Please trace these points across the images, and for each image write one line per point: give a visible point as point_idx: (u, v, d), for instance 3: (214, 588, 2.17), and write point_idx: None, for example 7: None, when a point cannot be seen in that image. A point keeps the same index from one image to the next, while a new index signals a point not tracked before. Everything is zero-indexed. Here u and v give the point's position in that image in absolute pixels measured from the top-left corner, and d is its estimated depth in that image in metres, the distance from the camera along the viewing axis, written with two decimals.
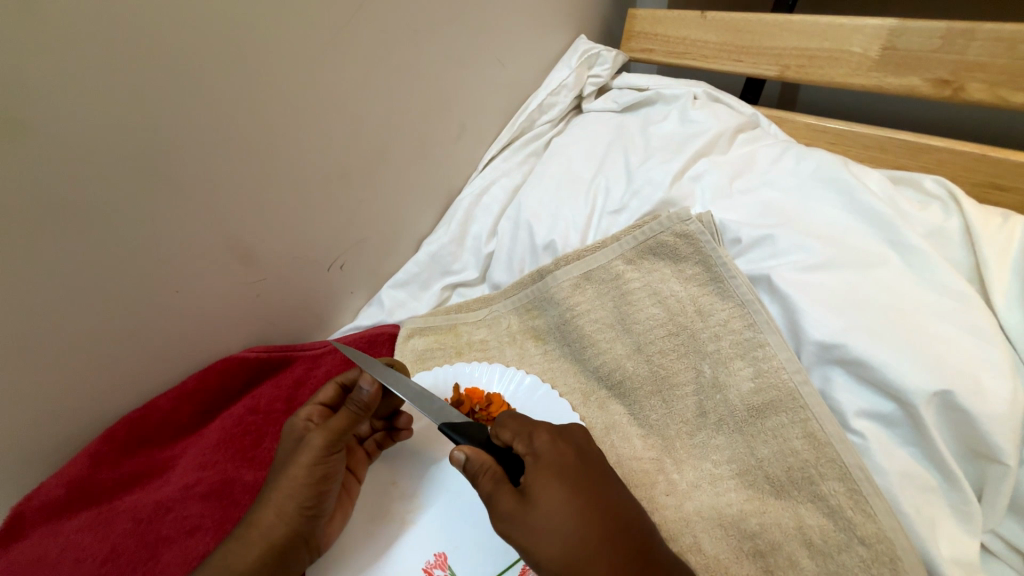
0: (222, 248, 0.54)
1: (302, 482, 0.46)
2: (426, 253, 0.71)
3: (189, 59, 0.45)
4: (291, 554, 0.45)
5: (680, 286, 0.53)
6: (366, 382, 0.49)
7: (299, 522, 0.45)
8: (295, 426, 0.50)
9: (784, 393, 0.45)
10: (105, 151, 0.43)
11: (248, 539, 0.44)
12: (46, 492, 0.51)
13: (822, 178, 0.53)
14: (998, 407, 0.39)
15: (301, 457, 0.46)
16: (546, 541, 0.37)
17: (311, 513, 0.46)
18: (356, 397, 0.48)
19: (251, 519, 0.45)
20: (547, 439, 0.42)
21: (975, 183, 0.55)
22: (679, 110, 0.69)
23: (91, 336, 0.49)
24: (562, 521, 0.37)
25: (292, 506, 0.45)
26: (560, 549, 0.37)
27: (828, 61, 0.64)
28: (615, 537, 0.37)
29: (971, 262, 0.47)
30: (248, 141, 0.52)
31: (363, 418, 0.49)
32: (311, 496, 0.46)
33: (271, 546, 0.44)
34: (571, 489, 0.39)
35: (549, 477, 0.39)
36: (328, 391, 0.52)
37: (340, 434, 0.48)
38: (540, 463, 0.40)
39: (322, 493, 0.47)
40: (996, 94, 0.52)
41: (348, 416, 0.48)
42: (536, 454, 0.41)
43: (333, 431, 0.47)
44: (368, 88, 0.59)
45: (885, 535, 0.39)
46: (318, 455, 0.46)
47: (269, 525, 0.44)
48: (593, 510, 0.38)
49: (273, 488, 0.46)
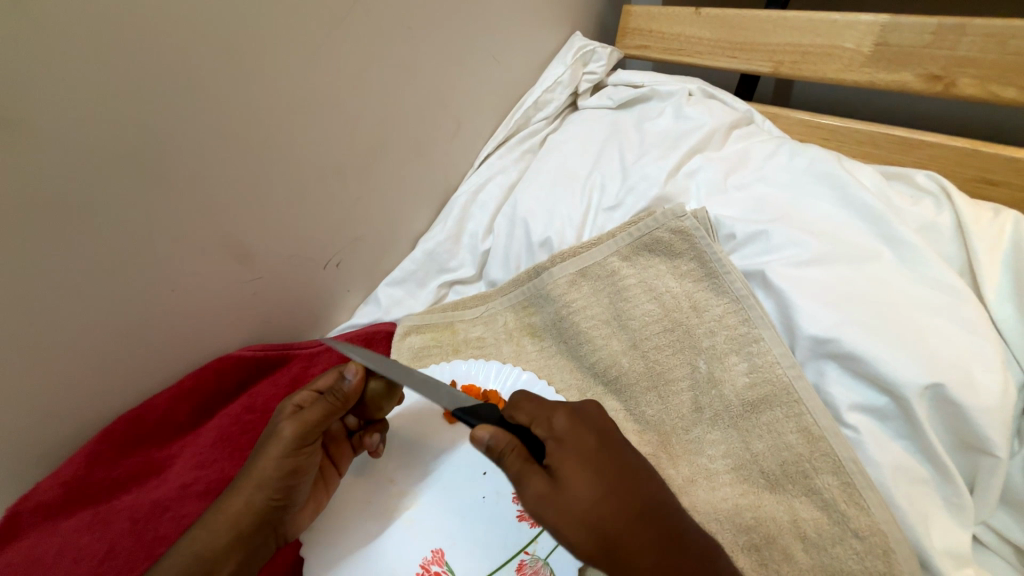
0: (218, 247, 0.54)
1: (271, 472, 0.45)
2: (422, 251, 0.71)
3: (185, 58, 0.45)
4: (259, 542, 0.45)
5: (676, 282, 0.53)
6: (349, 372, 0.50)
7: (266, 511, 0.45)
8: (284, 409, 0.48)
9: (778, 387, 0.46)
10: (99, 150, 0.43)
11: (217, 524, 0.44)
12: (39, 494, 0.50)
13: (816, 174, 0.54)
14: (988, 400, 0.39)
15: (274, 446, 0.46)
16: (577, 522, 0.37)
17: (280, 504, 0.46)
18: (338, 388, 0.49)
19: (220, 504, 0.44)
20: (566, 422, 0.42)
21: (967, 178, 0.55)
22: (674, 106, 0.69)
23: (89, 335, 0.49)
24: (590, 504, 0.37)
25: (260, 495, 0.45)
26: (590, 532, 0.37)
27: (821, 57, 0.64)
28: (630, 522, 0.37)
29: (961, 257, 0.47)
30: (243, 139, 0.51)
31: (341, 410, 0.49)
32: (280, 487, 0.45)
33: (238, 533, 0.43)
34: (595, 475, 0.39)
35: (575, 459, 0.40)
36: (327, 378, 0.50)
37: (315, 426, 0.47)
38: (564, 446, 0.40)
39: (291, 486, 0.46)
40: (987, 89, 0.53)
41: (326, 408, 0.48)
42: (558, 437, 0.41)
43: (307, 422, 0.47)
44: (363, 85, 0.59)
45: (878, 528, 0.40)
46: (290, 446, 0.46)
47: (236, 512, 0.44)
48: (619, 494, 0.38)
49: (245, 475, 0.46)
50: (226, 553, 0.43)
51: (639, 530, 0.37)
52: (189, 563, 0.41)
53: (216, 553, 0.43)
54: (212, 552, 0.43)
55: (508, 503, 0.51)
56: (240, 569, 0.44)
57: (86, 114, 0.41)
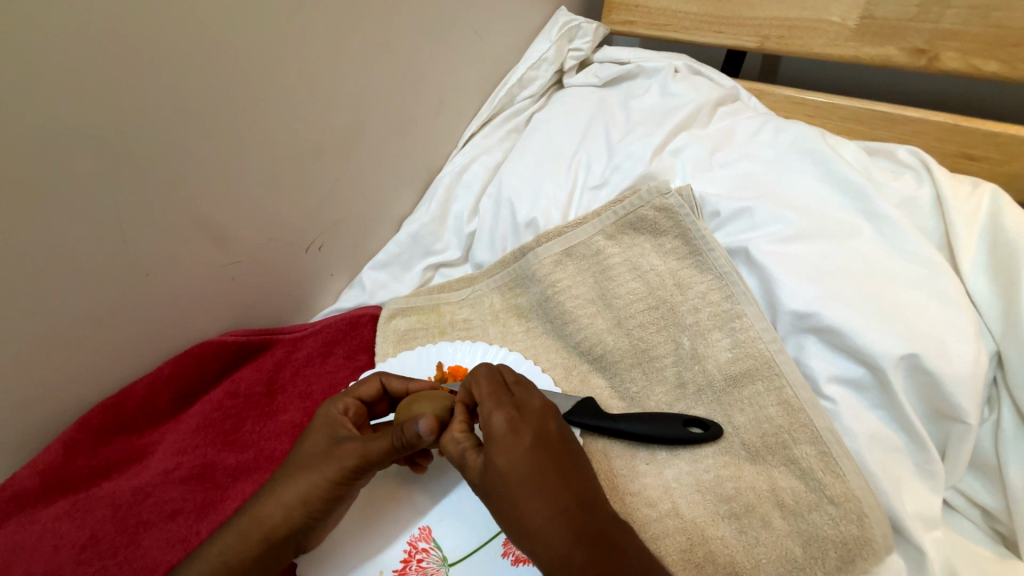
0: (192, 228, 0.52)
1: (315, 491, 0.43)
2: (407, 233, 0.69)
3: (150, 29, 0.43)
4: (285, 557, 0.43)
5: (660, 260, 0.54)
6: (423, 427, 0.41)
7: (300, 526, 0.43)
8: (329, 418, 0.47)
9: (760, 361, 0.46)
10: (59, 123, 0.41)
11: (251, 534, 0.43)
12: (18, 482, 0.50)
13: (800, 150, 0.54)
14: (961, 369, 0.41)
15: (325, 467, 0.43)
16: (511, 519, 0.38)
17: (313, 521, 0.43)
18: (408, 436, 0.41)
19: (257, 513, 0.43)
20: (499, 419, 0.39)
21: (947, 153, 0.56)
22: (660, 83, 0.68)
23: (60, 320, 0.48)
24: (514, 502, 0.37)
25: (299, 512, 0.43)
26: (522, 528, 0.37)
27: (807, 31, 0.64)
28: (555, 518, 0.36)
29: (940, 230, 0.48)
30: (213, 113, 0.49)
31: (402, 451, 0.42)
32: (320, 506, 0.43)
33: (270, 546, 0.42)
34: (526, 472, 0.37)
35: (504, 451, 0.38)
36: (369, 389, 0.49)
37: (370, 462, 0.43)
38: (492, 440, 0.39)
39: (330, 507, 0.43)
40: (968, 63, 0.54)
41: (390, 447, 0.42)
42: (490, 432, 0.40)
43: (366, 455, 0.42)
44: (343, 59, 0.57)
45: (853, 494, 0.41)
46: (343, 472, 0.43)
47: (273, 523, 0.43)
48: (540, 496, 0.37)
49: (286, 484, 0.44)
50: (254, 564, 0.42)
51: (558, 534, 0.36)
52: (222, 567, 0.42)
53: (246, 560, 0.42)
54: (243, 560, 0.42)
55: None
56: None
57: (44, 88, 0.40)
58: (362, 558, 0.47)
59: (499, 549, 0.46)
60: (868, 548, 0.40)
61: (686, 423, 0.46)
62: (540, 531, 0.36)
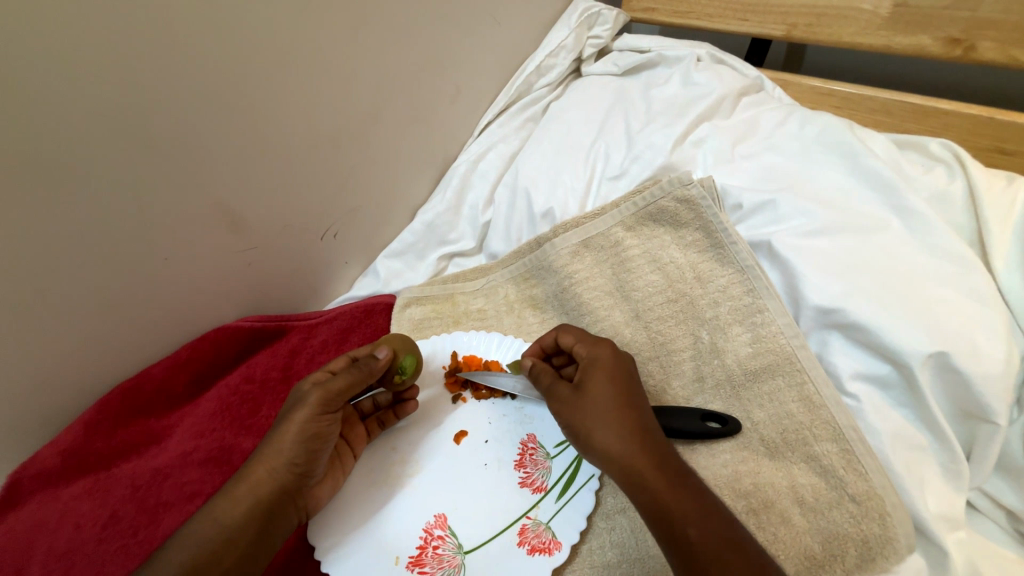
0: (212, 215, 0.52)
1: (292, 439, 0.44)
2: (421, 222, 0.69)
3: (168, 9, 0.42)
4: (279, 516, 0.43)
5: (680, 252, 0.53)
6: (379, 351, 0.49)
7: (288, 477, 0.43)
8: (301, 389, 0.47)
9: (781, 357, 0.45)
10: (85, 107, 0.41)
11: (236, 494, 0.42)
12: (41, 461, 0.51)
13: (826, 142, 0.53)
14: (991, 368, 0.40)
15: (295, 414, 0.45)
16: (603, 434, 0.41)
17: (301, 471, 0.44)
18: (367, 363, 0.48)
19: (240, 475, 0.43)
20: (608, 349, 0.46)
21: (980, 148, 0.55)
22: (682, 72, 0.67)
23: (83, 303, 0.48)
24: (610, 417, 0.41)
25: (281, 463, 0.43)
26: (618, 441, 0.40)
27: (837, 20, 0.62)
28: (646, 433, 0.41)
29: (972, 227, 0.46)
30: (234, 97, 0.49)
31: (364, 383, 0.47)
32: (301, 453, 0.44)
33: (257, 503, 0.42)
34: (617, 392, 0.43)
35: (598, 371, 0.44)
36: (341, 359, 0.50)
37: (338, 395, 0.46)
38: (597, 363, 0.45)
39: (315, 452, 0.44)
40: (1006, 53, 0.52)
41: (351, 377, 0.46)
42: (592, 358, 0.46)
43: (331, 391, 0.45)
44: (363, 44, 0.57)
45: (875, 492, 0.40)
46: (314, 413, 0.44)
47: (260, 481, 0.42)
48: (634, 413, 0.42)
49: (265, 444, 0.44)
50: (244, 524, 0.42)
51: (654, 452, 0.39)
52: (212, 531, 0.41)
53: (236, 525, 0.41)
54: (230, 521, 0.41)
55: (510, 470, 0.50)
56: (263, 539, 0.42)
57: (72, 71, 0.40)
58: (377, 544, 0.46)
59: (514, 538, 0.46)
60: (890, 547, 0.39)
61: (703, 418, 0.46)
62: (628, 443, 0.40)
